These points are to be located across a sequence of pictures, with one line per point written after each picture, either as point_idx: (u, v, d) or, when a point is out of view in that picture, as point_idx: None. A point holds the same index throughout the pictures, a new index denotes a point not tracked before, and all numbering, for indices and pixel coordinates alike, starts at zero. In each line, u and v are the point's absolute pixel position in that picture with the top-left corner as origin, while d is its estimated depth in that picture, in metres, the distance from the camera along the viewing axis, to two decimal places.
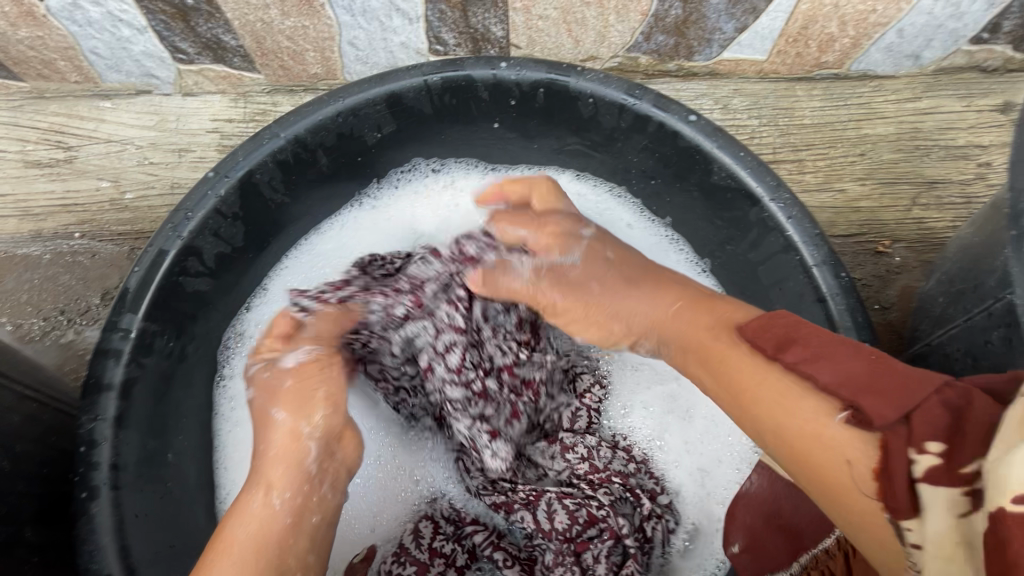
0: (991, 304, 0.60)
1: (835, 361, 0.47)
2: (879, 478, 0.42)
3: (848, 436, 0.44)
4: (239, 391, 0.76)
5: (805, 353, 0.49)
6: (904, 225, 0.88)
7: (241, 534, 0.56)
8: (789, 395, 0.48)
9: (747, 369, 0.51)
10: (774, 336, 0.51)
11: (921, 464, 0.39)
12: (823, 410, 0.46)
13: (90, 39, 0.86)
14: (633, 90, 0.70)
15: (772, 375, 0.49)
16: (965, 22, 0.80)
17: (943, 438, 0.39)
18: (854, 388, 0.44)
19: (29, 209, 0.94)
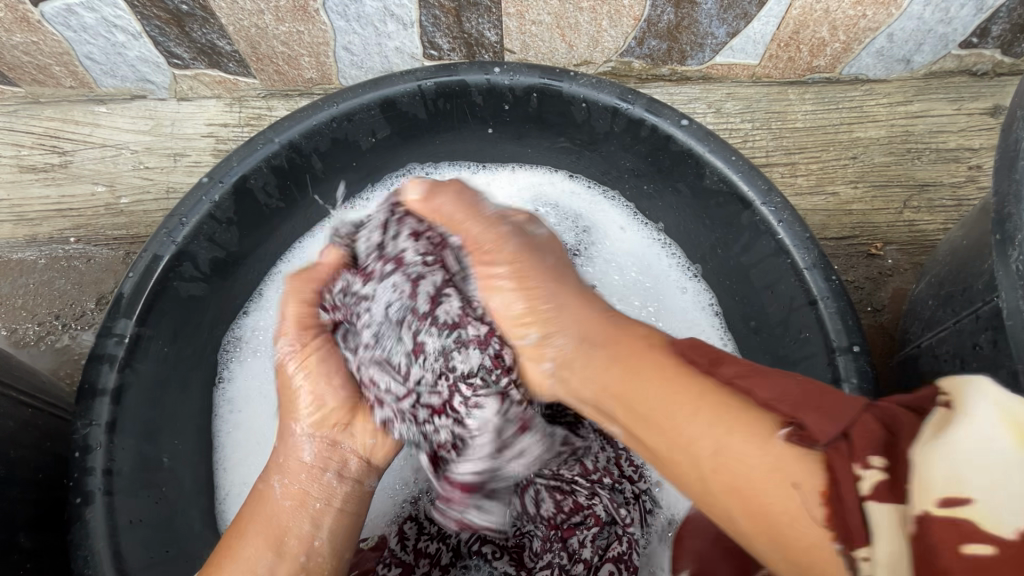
0: (979, 307, 0.61)
1: (773, 382, 0.45)
2: (828, 500, 0.37)
3: (794, 454, 0.40)
4: (238, 393, 0.77)
5: (739, 369, 0.46)
6: (896, 227, 0.89)
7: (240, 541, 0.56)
8: (734, 428, 0.42)
9: (673, 381, 0.46)
10: (706, 352, 0.48)
11: (869, 479, 0.36)
12: (762, 426, 0.42)
13: (85, 44, 0.86)
14: (625, 95, 0.70)
15: (715, 401, 0.44)
16: (954, 27, 0.81)
17: (884, 454, 0.37)
18: (794, 404, 0.42)
19: (23, 214, 0.94)
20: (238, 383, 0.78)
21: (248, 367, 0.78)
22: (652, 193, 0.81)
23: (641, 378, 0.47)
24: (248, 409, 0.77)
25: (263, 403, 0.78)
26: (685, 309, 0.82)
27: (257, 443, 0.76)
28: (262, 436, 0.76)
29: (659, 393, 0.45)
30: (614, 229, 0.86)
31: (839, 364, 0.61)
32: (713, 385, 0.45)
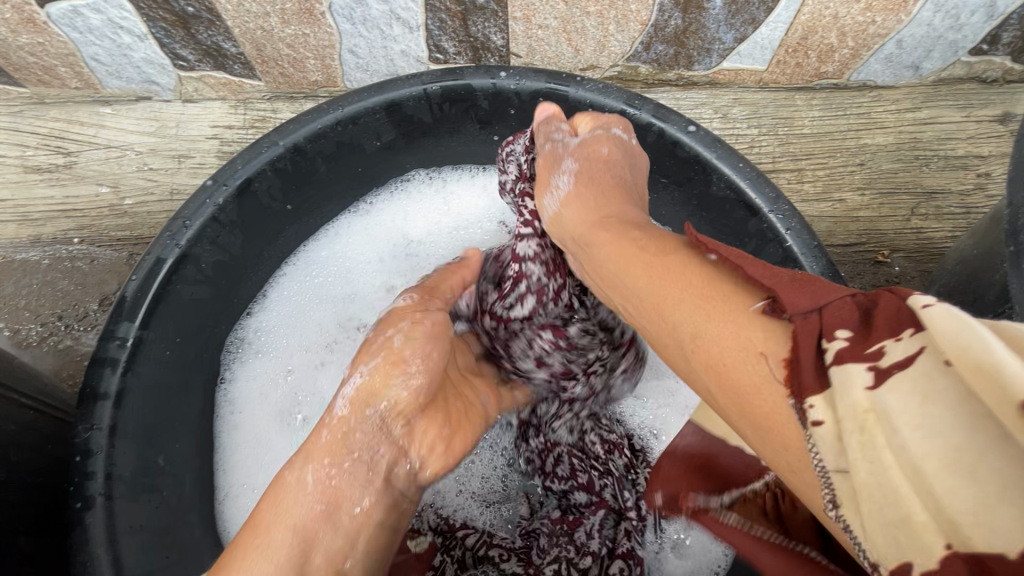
0: (991, 318, 0.60)
1: (803, 287, 0.36)
2: (788, 364, 0.34)
3: (764, 324, 0.36)
4: (239, 396, 0.77)
5: (733, 259, 0.41)
6: (903, 234, 0.88)
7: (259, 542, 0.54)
8: (714, 287, 0.40)
9: (671, 274, 0.43)
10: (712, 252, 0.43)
11: (831, 349, 0.32)
12: (739, 301, 0.38)
13: (91, 46, 0.86)
14: (632, 100, 0.70)
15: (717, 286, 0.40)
16: (964, 33, 0.81)
17: (855, 326, 0.32)
18: (778, 280, 0.37)
19: (28, 214, 0.94)
20: (240, 382, 0.78)
21: (249, 369, 0.78)
22: (658, 199, 0.81)
23: (633, 261, 0.47)
24: (249, 409, 0.77)
25: (264, 405, 0.78)
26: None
27: (258, 444, 0.76)
28: (264, 438, 0.77)
29: (642, 269, 0.46)
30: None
31: None
32: (695, 271, 0.42)
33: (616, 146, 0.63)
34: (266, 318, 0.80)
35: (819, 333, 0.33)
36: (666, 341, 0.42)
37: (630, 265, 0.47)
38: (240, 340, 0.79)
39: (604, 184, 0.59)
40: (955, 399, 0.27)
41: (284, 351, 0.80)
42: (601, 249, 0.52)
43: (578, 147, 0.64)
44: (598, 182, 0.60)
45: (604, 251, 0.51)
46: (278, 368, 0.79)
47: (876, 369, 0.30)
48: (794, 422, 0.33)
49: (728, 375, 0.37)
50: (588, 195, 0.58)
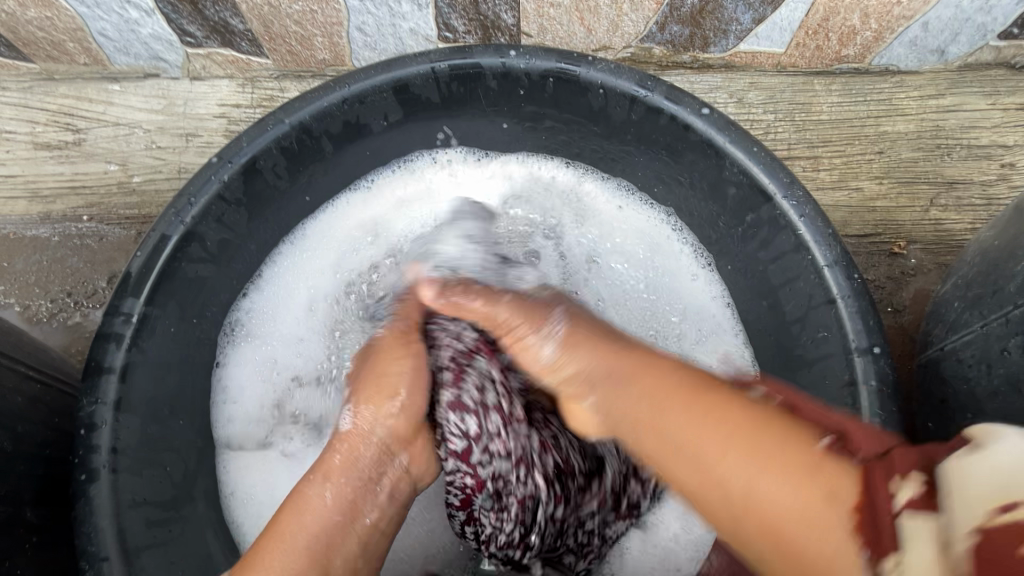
0: (1010, 310, 0.58)
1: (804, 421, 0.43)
2: (860, 512, 0.35)
3: (828, 467, 0.38)
4: (236, 383, 0.77)
5: (776, 404, 0.45)
6: (920, 226, 0.86)
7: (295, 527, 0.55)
8: (764, 431, 0.42)
9: (720, 409, 0.44)
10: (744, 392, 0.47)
11: (903, 492, 0.33)
12: (802, 444, 0.40)
13: (98, 21, 0.85)
14: (644, 81, 0.68)
15: (737, 428, 0.42)
16: (993, 16, 0.77)
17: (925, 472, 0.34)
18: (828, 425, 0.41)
19: (37, 191, 0.95)
20: (240, 372, 0.78)
21: (245, 356, 0.78)
22: (668, 184, 0.79)
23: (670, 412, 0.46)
24: (250, 399, 0.77)
25: (263, 391, 0.78)
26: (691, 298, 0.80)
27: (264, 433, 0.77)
28: (266, 428, 0.77)
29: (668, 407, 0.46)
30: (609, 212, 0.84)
31: (856, 365, 0.60)
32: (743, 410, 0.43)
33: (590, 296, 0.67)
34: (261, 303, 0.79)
35: (887, 474, 0.35)
36: (706, 489, 0.42)
37: (638, 399, 0.49)
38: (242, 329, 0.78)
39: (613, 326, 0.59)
40: None
41: (277, 337, 0.79)
42: (572, 361, 0.57)
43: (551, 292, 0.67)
44: (592, 321, 0.60)
45: (636, 387, 0.49)
46: (274, 358, 0.79)
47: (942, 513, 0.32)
48: None
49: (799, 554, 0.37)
50: (593, 334, 0.58)
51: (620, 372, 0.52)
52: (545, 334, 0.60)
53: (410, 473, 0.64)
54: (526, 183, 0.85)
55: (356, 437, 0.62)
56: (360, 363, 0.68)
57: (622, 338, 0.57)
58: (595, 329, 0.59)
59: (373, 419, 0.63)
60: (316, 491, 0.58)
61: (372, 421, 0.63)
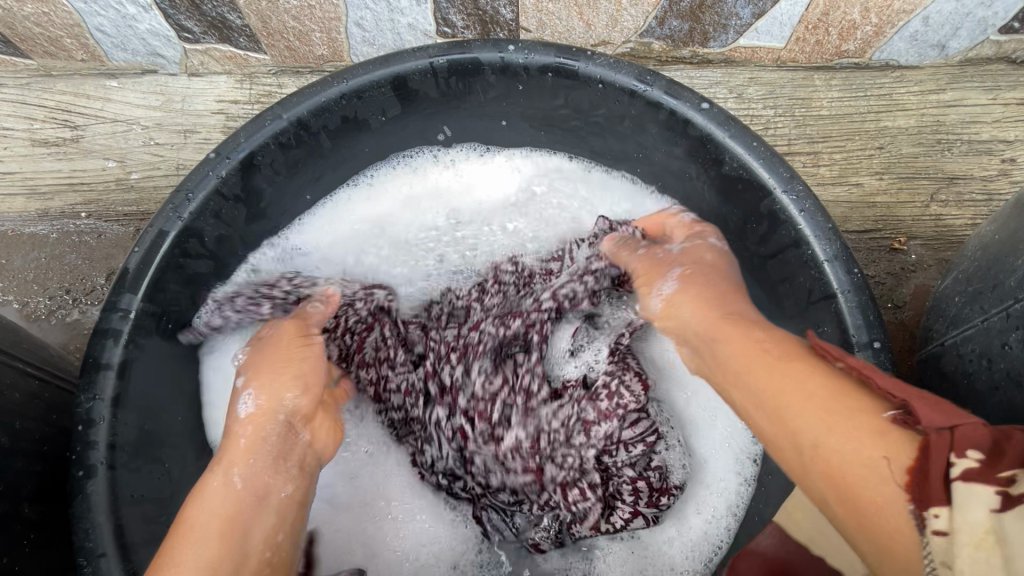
0: (1011, 305, 0.58)
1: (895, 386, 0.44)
2: (911, 473, 0.39)
3: (902, 432, 0.41)
4: (224, 378, 0.75)
5: (863, 369, 0.47)
6: (921, 221, 0.86)
7: (202, 513, 0.54)
8: (845, 394, 0.45)
9: (809, 371, 0.48)
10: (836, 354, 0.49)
11: (960, 462, 0.37)
12: (880, 409, 0.44)
13: (95, 16, 0.85)
14: (643, 76, 0.68)
15: (813, 378, 0.47)
16: (994, 10, 0.77)
17: (985, 451, 0.37)
18: (913, 395, 0.43)
19: (35, 188, 0.94)
20: (224, 369, 0.75)
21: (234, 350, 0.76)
22: (667, 179, 0.79)
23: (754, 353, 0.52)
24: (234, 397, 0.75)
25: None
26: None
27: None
28: None
29: (758, 365, 0.51)
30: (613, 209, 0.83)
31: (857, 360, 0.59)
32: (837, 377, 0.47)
33: (716, 254, 0.69)
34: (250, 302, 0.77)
35: (949, 447, 0.38)
36: (782, 443, 0.47)
37: (727, 337, 0.55)
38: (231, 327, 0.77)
39: (723, 287, 0.63)
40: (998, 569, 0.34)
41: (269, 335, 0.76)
42: (685, 308, 0.62)
43: (680, 250, 0.70)
44: (709, 282, 0.64)
45: (732, 346, 0.54)
46: None
47: (1004, 493, 0.35)
48: (914, 547, 0.37)
49: (851, 495, 0.41)
50: (708, 293, 0.62)
51: (717, 326, 0.57)
52: (662, 286, 0.66)
53: (315, 448, 0.64)
54: (529, 178, 0.85)
55: (259, 418, 0.62)
56: (260, 349, 0.69)
57: (734, 301, 0.60)
58: (706, 290, 0.62)
59: (281, 400, 0.64)
60: (223, 478, 0.57)
61: (279, 404, 0.63)
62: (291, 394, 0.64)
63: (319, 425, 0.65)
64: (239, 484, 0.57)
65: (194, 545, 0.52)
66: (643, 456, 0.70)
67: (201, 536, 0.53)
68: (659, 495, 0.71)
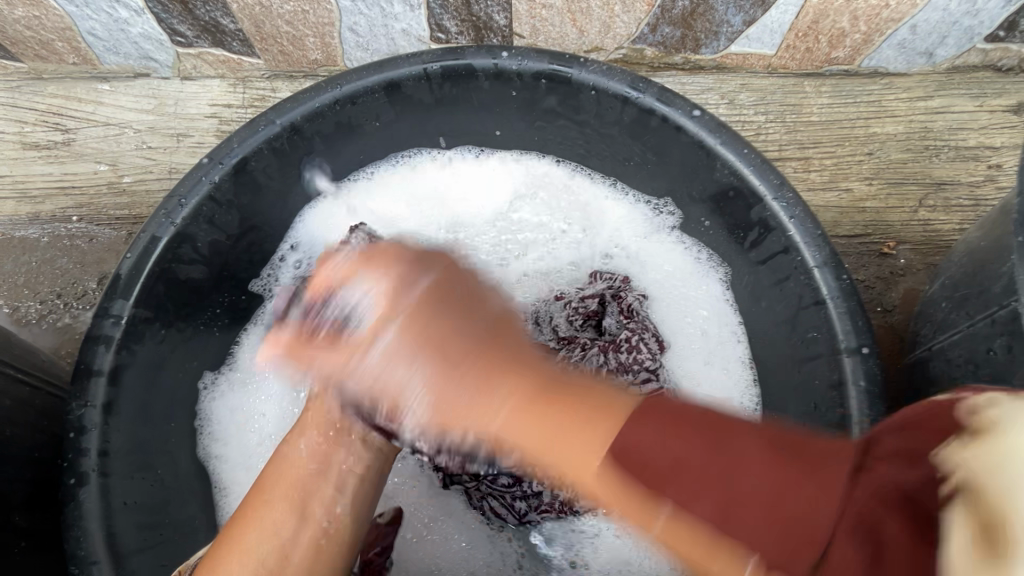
0: (995, 311, 0.59)
1: (732, 480, 0.34)
2: None
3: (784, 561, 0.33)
4: (232, 394, 0.75)
5: (685, 444, 0.36)
6: (910, 226, 0.87)
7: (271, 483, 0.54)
8: (725, 513, 0.34)
9: (620, 494, 0.37)
10: (642, 458, 0.36)
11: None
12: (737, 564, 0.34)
13: (87, 20, 0.85)
14: (636, 83, 0.68)
15: (606, 477, 0.36)
16: (980, 19, 0.78)
17: (904, 544, 0.30)
18: (729, 510, 0.34)
19: (26, 191, 0.94)
20: (229, 396, 0.75)
21: (248, 361, 0.77)
22: (659, 184, 0.79)
23: (520, 419, 0.39)
24: (238, 431, 0.74)
25: (252, 423, 0.74)
26: (704, 288, 0.79)
27: (246, 462, 0.72)
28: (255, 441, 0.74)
29: (536, 430, 0.38)
30: (617, 214, 0.83)
31: (846, 365, 0.60)
32: (688, 515, 0.35)
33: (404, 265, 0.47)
34: (274, 315, 0.79)
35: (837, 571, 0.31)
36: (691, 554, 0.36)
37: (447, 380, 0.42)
38: (239, 356, 0.77)
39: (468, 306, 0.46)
40: None
41: None
42: (453, 389, 0.42)
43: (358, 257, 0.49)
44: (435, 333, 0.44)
45: (523, 423, 0.39)
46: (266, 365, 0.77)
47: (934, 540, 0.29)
48: None
49: None
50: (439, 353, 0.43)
51: (539, 416, 0.39)
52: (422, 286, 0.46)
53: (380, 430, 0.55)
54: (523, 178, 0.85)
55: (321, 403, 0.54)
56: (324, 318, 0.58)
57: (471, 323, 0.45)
58: (444, 339, 0.44)
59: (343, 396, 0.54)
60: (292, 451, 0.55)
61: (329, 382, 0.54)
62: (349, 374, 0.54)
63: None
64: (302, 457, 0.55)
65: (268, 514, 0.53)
66: None
67: (279, 505, 0.53)
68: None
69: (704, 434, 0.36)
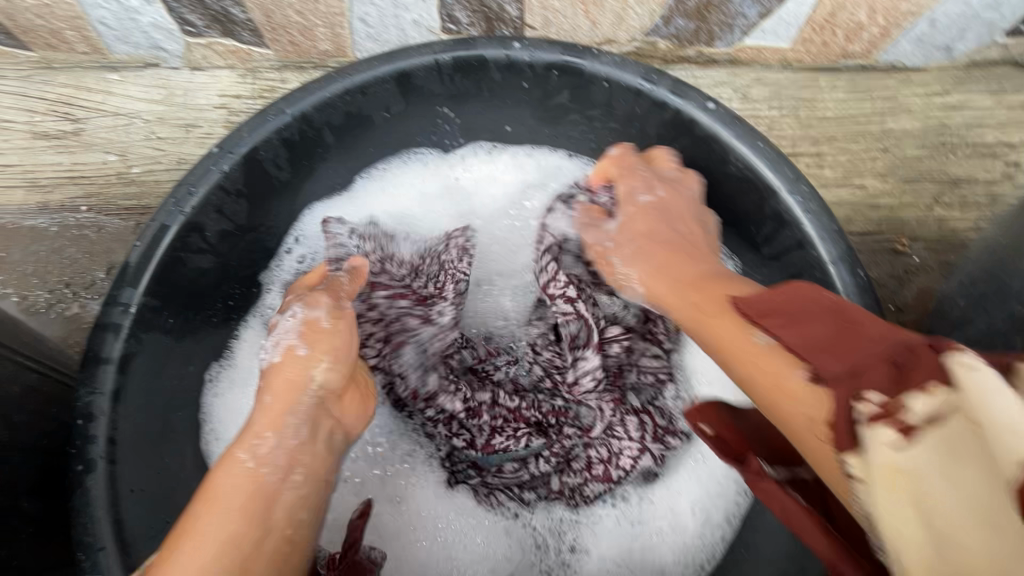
0: (1016, 308, 0.58)
1: (820, 327, 0.45)
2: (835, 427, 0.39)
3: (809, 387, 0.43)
4: (229, 394, 0.74)
5: (782, 321, 0.47)
6: (924, 224, 0.86)
7: (228, 486, 0.52)
8: (832, 335, 0.43)
9: (734, 337, 0.50)
10: (771, 309, 0.48)
11: (861, 407, 0.38)
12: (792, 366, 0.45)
13: (98, 9, 0.84)
14: (649, 74, 0.67)
15: (760, 356, 0.47)
16: (1001, 13, 0.77)
17: (890, 388, 0.37)
18: (813, 347, 0.44)
19: (36, 180, 0.94)
20: (227, 396, 0.74)
21: (249, 362, 0.76)
22: None
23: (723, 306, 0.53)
24: (240, 430, 0.73)
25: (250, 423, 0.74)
26: None
27: None
28: None
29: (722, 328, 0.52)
30: None
31: None
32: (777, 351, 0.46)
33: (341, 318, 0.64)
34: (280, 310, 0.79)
35: (853, 394, 0.39)
36: (760, 389, 0.47)
37: (678, 294, 0.59)
38: (236, 353, 0.76)
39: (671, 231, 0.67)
40: (957, 470, 0.33)
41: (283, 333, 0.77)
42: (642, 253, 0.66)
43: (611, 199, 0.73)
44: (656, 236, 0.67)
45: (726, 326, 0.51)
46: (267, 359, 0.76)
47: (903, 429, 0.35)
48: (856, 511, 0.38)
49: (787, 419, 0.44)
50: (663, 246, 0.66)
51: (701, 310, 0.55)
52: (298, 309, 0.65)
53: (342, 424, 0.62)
54: (528, 168, 0.84)
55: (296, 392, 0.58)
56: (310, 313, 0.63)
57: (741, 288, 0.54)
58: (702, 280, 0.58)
59: (314, 372, 0.60)
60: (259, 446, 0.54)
61: (309, 372, 0.60)
62: (272, 399, 0.57)
63: (349, 402, 0.63)
64: (259, 457, 0.54)
65: (219, 524, 0.50)
66: (651, 390, 0.76)
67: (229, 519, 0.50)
68: (664, 432, 0.75)
69: (808, 307, 0.46)
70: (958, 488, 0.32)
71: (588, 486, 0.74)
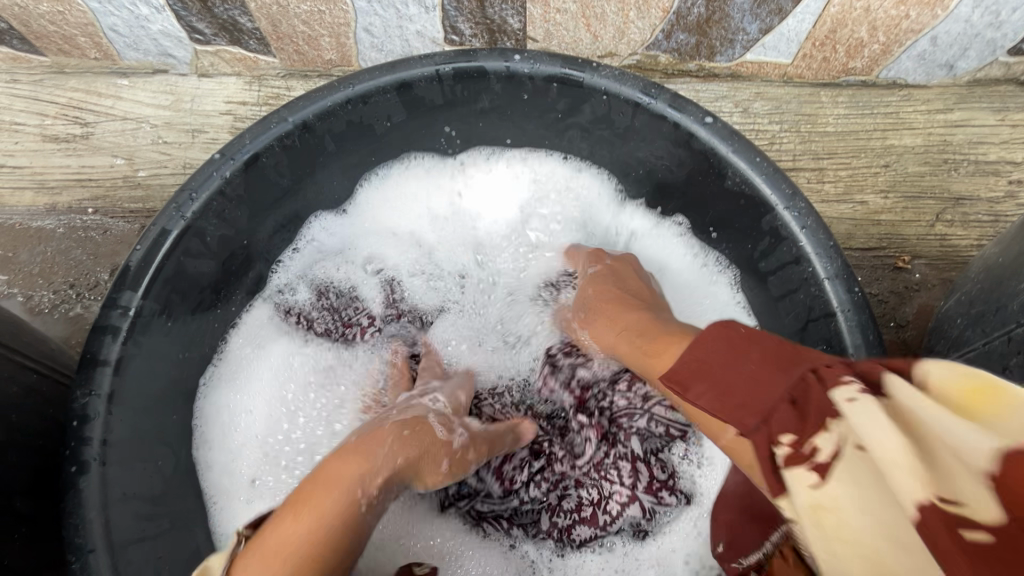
0: (1012, 329, 0.57)
1: (729, 370, 0.43)
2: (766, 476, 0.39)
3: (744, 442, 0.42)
4: (220, 397, 0.76)
5: (700, 378, 0.45)
6: (925, 241, 0.85)
7: (334, 494, 0.54)
8: (749, 378, 0.42)
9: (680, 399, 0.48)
10: (698, 363, 0.46)
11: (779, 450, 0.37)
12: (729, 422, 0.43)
13: (109, 16, 0.86)
14: (649, 89, 0.67)
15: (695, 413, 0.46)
16: (1004, 32, 0.76)
17: (797, 429, 0.37)
18: (728, 399, 0.42)
19: (44, 182, 0.95)
20: (218, 396, 0.76)
21: (247, 370, 0.78)
22: (670, 191, 0.78)
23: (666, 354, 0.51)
24: (225, 431, 0.75)
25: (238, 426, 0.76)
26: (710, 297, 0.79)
27: (235, 470, 0.74)
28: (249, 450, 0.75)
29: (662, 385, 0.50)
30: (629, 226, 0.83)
31: None
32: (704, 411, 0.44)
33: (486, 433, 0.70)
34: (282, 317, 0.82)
35: (769, 442, 0.38)
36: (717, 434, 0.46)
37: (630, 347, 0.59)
38: (228, 350, 0.78)
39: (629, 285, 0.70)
40: (869, 482, 0.33)
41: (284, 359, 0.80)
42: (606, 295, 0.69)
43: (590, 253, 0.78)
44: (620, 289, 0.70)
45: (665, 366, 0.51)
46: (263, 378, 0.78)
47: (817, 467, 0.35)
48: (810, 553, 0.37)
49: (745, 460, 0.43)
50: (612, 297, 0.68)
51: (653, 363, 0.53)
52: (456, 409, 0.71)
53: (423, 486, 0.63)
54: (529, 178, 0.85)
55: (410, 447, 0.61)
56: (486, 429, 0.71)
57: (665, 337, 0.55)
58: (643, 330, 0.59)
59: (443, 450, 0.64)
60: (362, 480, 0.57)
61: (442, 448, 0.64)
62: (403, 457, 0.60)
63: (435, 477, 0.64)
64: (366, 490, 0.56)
65: (310, 525, 0.52)
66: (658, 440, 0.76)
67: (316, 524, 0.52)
68: (660, 487, 0.75)
69: (720, 350, 0.44)
70: (866, 512, 0.33)
71: (576, 528, 0.75)
